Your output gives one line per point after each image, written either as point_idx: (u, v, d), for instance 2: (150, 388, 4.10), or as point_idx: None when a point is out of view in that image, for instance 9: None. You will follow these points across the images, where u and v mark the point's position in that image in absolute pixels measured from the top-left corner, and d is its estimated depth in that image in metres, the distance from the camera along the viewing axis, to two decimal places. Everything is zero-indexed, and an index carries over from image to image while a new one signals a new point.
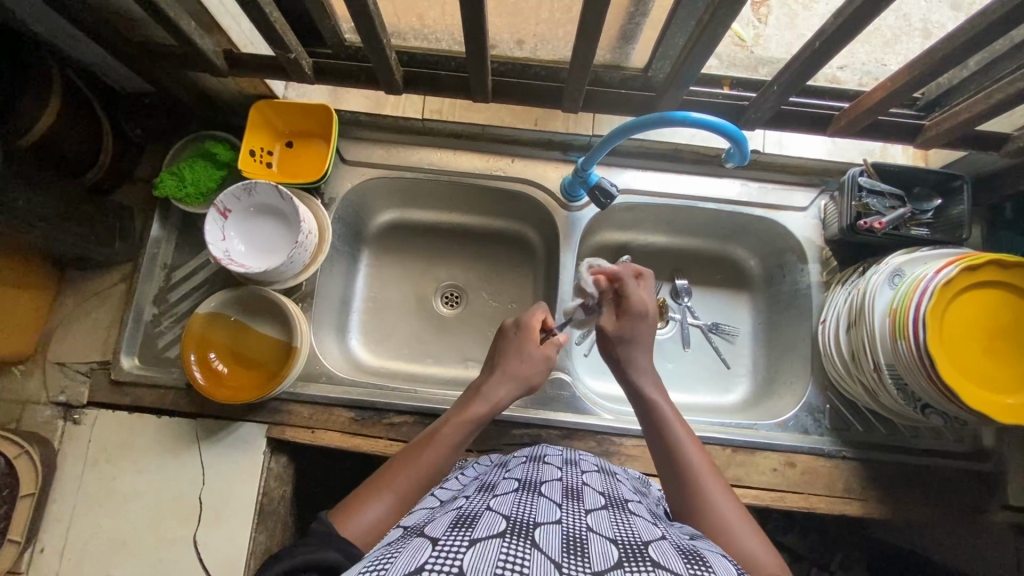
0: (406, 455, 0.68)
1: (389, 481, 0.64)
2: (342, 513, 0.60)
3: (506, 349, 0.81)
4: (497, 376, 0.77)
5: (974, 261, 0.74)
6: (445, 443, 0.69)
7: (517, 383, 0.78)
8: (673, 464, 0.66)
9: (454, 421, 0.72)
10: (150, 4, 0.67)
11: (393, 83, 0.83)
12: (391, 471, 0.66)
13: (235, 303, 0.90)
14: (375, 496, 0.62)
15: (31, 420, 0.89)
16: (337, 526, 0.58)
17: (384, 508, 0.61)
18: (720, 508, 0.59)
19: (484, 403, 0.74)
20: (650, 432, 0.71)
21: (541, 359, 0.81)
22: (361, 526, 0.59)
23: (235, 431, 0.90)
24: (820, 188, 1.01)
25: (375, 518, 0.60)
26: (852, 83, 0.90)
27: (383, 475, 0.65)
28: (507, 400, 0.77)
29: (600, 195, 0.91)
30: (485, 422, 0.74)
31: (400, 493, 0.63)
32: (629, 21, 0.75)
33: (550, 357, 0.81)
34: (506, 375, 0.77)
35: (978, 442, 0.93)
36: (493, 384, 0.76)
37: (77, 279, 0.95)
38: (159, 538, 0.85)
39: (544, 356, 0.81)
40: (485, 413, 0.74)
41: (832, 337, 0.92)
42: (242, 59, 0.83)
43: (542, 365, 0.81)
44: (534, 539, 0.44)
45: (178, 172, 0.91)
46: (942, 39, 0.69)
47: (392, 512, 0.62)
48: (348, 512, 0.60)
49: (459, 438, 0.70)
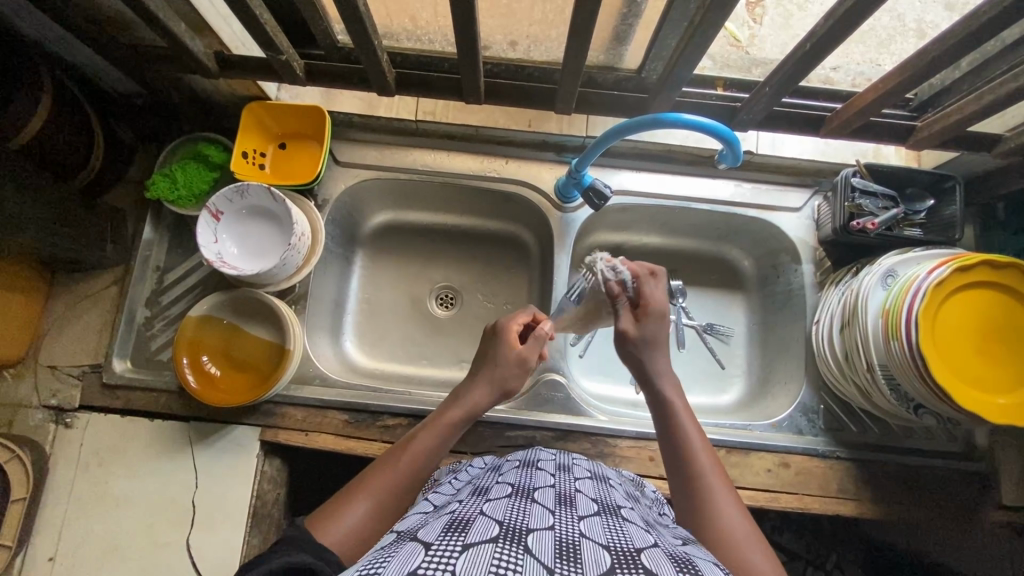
0: (384, 461, 0.69)
1: (368, 485, 0.65)
2: (319, 521, 0.60)
3: (487, 356, 0.79)
4: (474, 381, 0.77)
5: (965, 261, 0.75)
6: (422, 446, 0.69)
7: (492, 387, 0.76)
8: (684, 473, 0.66)
9: (431, 427, 0.72)
10: (138, 5, 0.66)
11: (386, 83, 0.83)
12: (368, 478, 0.66)
13: (227, 305, 0.90)
14: (353, 501, 0.62)
15: (22, 424, 0.89)
16: (312, 533, 0.58)
17: (360, 515, 0.61)
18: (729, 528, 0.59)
19: (459, 408, 0.74)
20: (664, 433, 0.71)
21: (517, 362, 0.78)
22: (336, 533, 0.58)
23: (227, 434, 0.89)
24: (814, 188, 1.01)
25: (352, 524, 0.60)
26: (844, 84, 0.91)
27: (361, 482, 0.65)
28: (486, 404, 0.76)
29: (593, 195, 0.91)
30: (465, 427, 0.74)
31: (378, 499, 0.63)
32: (622, 22, 0.74)
33: (528, 358, 0.78)
34: (482, 380, 0.76)
35: (971, 443, 0.93)
36: (468, 389, 0.76)
37: (68, 282, 0.95)
38: (152, 542, 0.85)
39: (519, 357, 0.78)
40: (457, 416, 0.73)
41: (825, 339, 0.93)
42: (233, 60, 0.83)
43: (519, 368, 0.78)
44: (527, 545, 0.44)
45: (169, 176, 0.90)
46: (935, 40, 0.68)
47: (371, 517, 0.62)
48: (325, 519, 0.60)
49: (436, 442, 0.70)
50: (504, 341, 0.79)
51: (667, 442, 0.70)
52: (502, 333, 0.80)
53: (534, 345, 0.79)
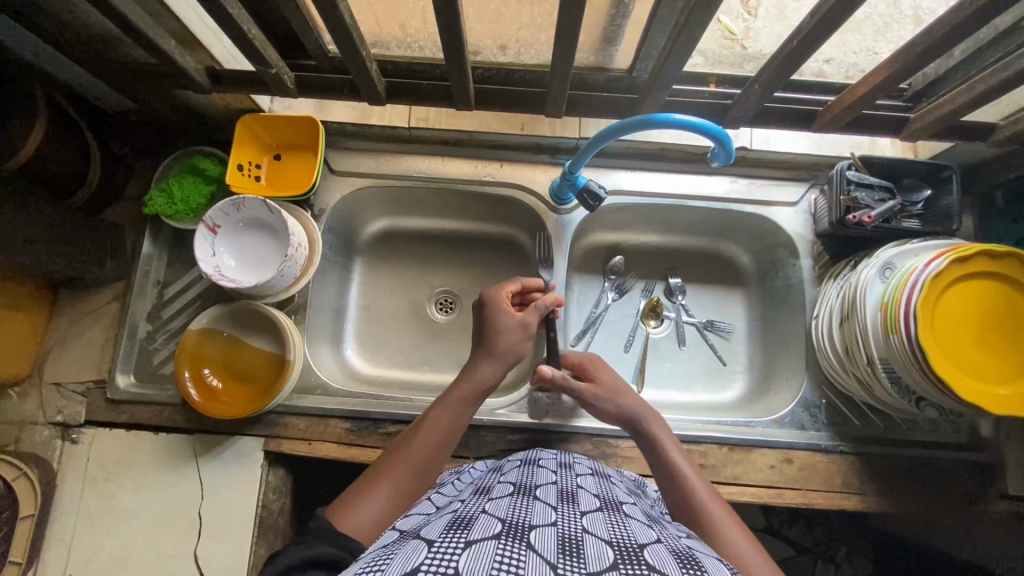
0: (395, 449, 0.69)
1: (382, 473, 0.65)
2: (339, 511, 0.60)
3: (491, 327, 0.78)
4: (488, 355, 0.76)
5: (965, 252, 0.74)
6: (435, 427, 0.70)
7: (501, 363, 0.77)
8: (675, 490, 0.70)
9: (442, 407, 0.72)
10: (124, 24, 0.67)
11: (375, 92, 0.83)
12: (383, 466, 0.66)
13: (228, 317, 0.91)
14: (372, 489, 0.63)
15: (30, 441, 0.90)
16: (333, 522, 0.58)
17: (383, 503, 0.62)
18: (732, 542, 0.61)
19: (467, 387, 0.74)
20: (658, 467, 0.73)
21: (518, 328, 0.78)
22: (359, 521, 0.59)
23: (231, 445, 0.90)
24: (809, 182, 1.01)
25: (374, 512, 0.60)
26: (838, 76, 0.90)
27: (375, 471, 0.66)
28: (495, 380, 0.76)
29: (588, 198, 0.91)
30: (475, 406, 0.74)
31: (396, 485, 0.64)
32: (610, 23, 0.75)
33: (528, 324, 0.79)
34: (493, 354, 0.76)
35: (975, 434, 0.92)
36: (475, 362, 0.76)
37: (71, 299, 0.95)
38: (160, 554, 0.86)
39: (520, 323, 0.78)
40: (467, 393, 0.74)
41: (825, 333, 0.92)
42: (223, 74, 0.83)
43: (520, 336, 0.78)
44: (529, 541, 0.45)
45: (166, 190, 0.91)
46: (922, 32, 0.68)
47: (390, 504, 0.62)
48: (346, 508, 0.60)
49: (450, 420, 0.71)
50: (504, 312, 0.79)
51: (659, 468, 0.73)
52: (496, 304, 0.79)
53: (533, 312, 0.80)
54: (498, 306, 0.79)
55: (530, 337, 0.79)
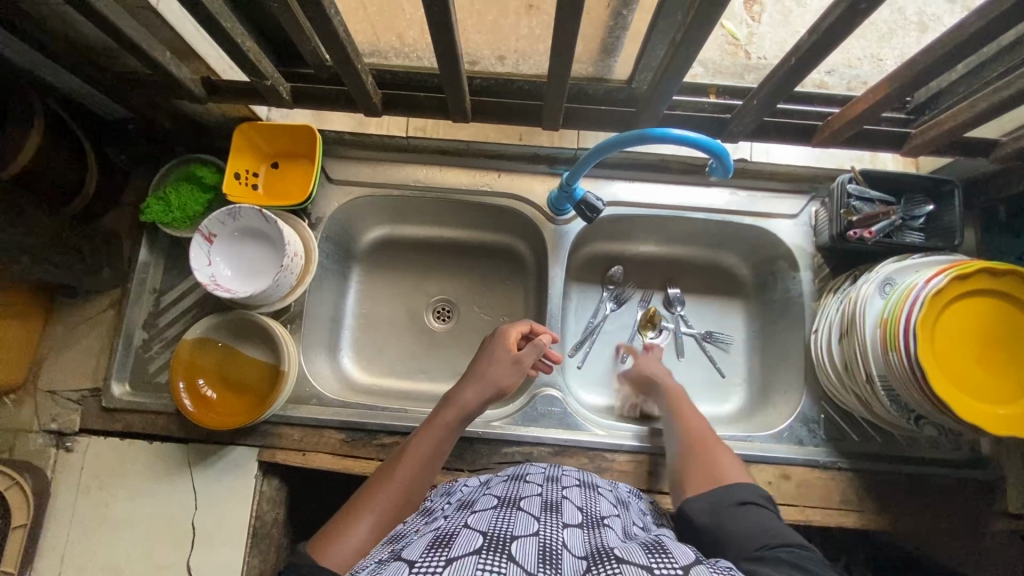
0: (381, 476, 0.69)
1: (367, 502, 0.65)
2: (322, 542, 0.59)
3: (485, 360, 0.81)
4: (472, 384, 0.78)
5: (965, 269, 0.73)
6: (417, 456, 0.70)
7: (488, 394, 0.78)
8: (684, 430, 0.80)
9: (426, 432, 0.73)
10: (118, 36, 0.67)
11: (371, 104, 0.83)
12: (368, 493, 0.67)
13: (222, 327, 0.90)
14: (356, 519, 0.62)
15: (23, 448, 0.89)
16: (315, 554, 0.57)
17: (365, 532, 0.61)
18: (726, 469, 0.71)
19: (451, 414, 0.75)
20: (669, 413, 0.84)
21: (511, 364, 0.80)
22: (342, 551, 0.58)
23: (225, 455, 0.90)
24: (810, 195, 0.99)
25: (357, 540, 0.60)
26: (840, 88, 0.90)
27: (360, 499, 0.66)
28: (478, 408, 0.77)
29: (585, 208, 0.91)
30: (458, 433, 0.75)
31: (379, 513, 0.63)
32: (609, 35, 0.75)
33: (524, 362, 0.80)
34: (481, 384, 0.77)
35: (975, 450, 0.91)
36: (462, 389, 0.78)
37: (67, 307, 0.95)
38: (153, 564, 0.86)
39: (514, 358, 0.80)
40: (451, 419, 0.75)
41: (824, 347, 0.91)
42: (220, 84, 0.83)
43: (512, 371, 0.80)
44: (510, 553, 0.44)
45: (163, 198, 0.91)
46: (921, 52, 0.67)
47: (373, 531, 0.61)
48: (328, 540, 0.59)
49: (432, 449, 0.72)
50: (502, 348, 0.81)
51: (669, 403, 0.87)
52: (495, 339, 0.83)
53: (531, 349, 0.81)
54: (500, 339, 0.82)
55: (524, 372, 0.80)
